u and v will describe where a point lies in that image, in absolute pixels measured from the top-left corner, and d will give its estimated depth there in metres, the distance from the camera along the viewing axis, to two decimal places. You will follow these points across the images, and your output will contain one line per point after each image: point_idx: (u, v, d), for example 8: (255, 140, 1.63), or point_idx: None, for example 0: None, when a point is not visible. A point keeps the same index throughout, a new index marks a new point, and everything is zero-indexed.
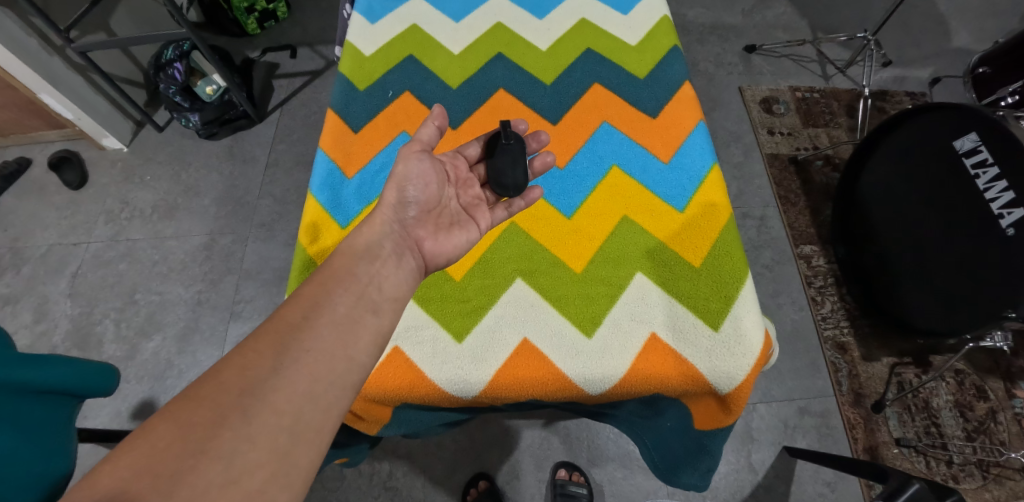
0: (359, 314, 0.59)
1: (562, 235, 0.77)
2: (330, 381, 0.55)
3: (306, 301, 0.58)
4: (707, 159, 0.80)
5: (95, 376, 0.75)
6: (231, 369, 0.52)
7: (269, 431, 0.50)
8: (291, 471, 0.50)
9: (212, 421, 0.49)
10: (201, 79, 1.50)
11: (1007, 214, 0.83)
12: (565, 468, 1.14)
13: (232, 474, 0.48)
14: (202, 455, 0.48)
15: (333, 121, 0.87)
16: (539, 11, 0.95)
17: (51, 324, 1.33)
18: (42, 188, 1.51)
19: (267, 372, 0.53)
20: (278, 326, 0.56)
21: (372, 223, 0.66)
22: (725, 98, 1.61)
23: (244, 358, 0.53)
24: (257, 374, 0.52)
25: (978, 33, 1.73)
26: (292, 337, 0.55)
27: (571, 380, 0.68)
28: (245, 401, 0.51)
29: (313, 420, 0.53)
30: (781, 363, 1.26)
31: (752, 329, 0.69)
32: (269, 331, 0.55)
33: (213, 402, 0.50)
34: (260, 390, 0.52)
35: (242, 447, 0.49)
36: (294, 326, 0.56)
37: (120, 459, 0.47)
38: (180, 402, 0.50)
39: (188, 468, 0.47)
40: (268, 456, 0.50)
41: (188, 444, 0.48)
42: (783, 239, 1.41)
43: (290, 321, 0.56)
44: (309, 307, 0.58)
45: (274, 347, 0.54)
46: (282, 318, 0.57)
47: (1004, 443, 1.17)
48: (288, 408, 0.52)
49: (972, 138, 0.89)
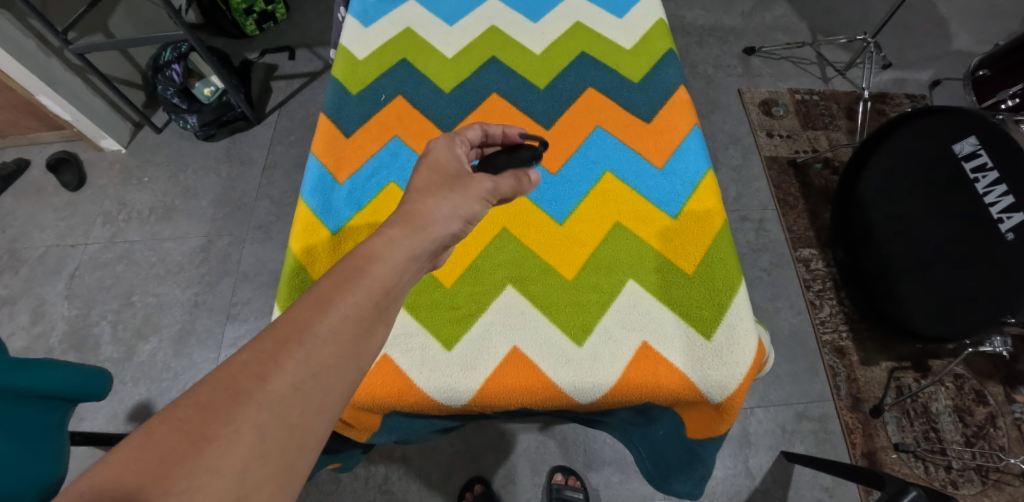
0: (376, 325, 0.53)
1: (554, 242, 0.76)
2: (341, 392, 0.50)
3: (323, 306, 0.51)
4: (701, 164, 0.79)
5: (88, 380, 0.74)
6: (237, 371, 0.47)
7: (283, 444, 0.45)
8: (297, 484, 0.46)
9: (224, 433, 0.44)
10: (200, 81, 1.50)
11: (1006, 219, 0.81)
12: (561, 472, 1.13)
13: (242, 491, 0.43)
14: (216, 471, 0.43)
15: (325, 125, 0.86)
16: (533, 14, 0.95)
17: (48, 325, 1.33)
18: (40, 189, 1.51)
19: (282, 385, 0.47)
20: (288, 328, 0.49)
21: (417, 230, 0.59)
22: (724, 101, 1.61)
23: (257, 365, 0.47)
24: (273, 385, 0.46)
25: (978, 35, 1.72)
26: (307, 345, 0.49)
27: (560, 389, 0.67)
28: (261, 414, 0.45)
29: (320, 430, 0.48)
30: (779, 367, 1.25)
31: (745, 337, 0.68)
32: (285, 338, 0.48)
33: (224, 413, 0.45)
34: (273, 402, 0.46)
35: (253, 463, 0.44)
36: (308, 331, 0.49)
37: (128, 464, 0.42)
38: (188, 408, 0.44)
39: (199, 486, 0.42)
40: (278, 470, 0.45)
41: (200, 458, 0.43)
42: (781, 242, 1.40)
43: (308, 327, 0.49)
44: (327, 310, 0.51)
45: (291, 356, 0.48)
46: (297, 320, 0.50)
47: (1004, 449, 1.16)
48: (301, 420, 0.47)
49: (972, 141, 0.87)
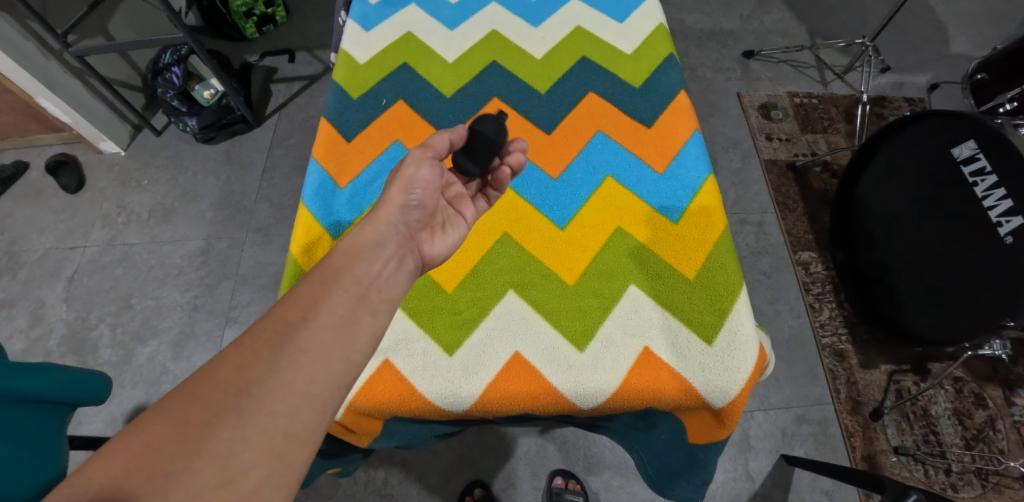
0: (358, 314, 0.54)
1: (555, 247, 0.76)
2: (328, 381, 0.50)
3: (306, 303, 0.53)
4: (702, 169, 0.80)
5: (85, 383, 0.74)
6: (226, 366, 0.47)
7: (267, 432, 0.46)
8: (286, 473, 0.46)
9: (207, 419, 0.45)
10: (200, 83, 1.50)
11: (1005, 222, 0.81)
12: (561, 476, 1.13)
13: (227, 475, 0.43)
14: (199, 456, 0.43)
15: (327, 129, 0.87)
16: (535, 18, 0.95)
17: (46, 328, 1.32)
18: (39, 191, 1.50)
19: (265, 374, 0.48)
20: (273, 324, 0.51)
21: (374, 223, 0.62)
22: (723, 104, 1.61)
23: (238, 356, 0.48)
24: (258, 374, 0.48)
25: (977, 39, 1.73)
26: (291, 337, 0.50)
27: (562, 395, 0.67)
28: (246, 401, 0.46)
29: (308, 421, 0.48)
30: (779, 370, 1.26)
31: (747, 342, 0.68)
32: (265, 331, 0.50)
33: (208, 401, 0.45)
34: (256, 390, 0.47)
35: (237, 449, 0.44)
36: (289, 324, 0.51)
37: (113, 456, 0.43)
38: (172, 399, 0.45)
39: (186, 469, 0.42)
40: (263, 457, 0.45)
41: (185, 443, 0.43)
42: (781, 245, 1.40)
43: (286, 319, 0.51)
44: (306, 304, 0.53)
45: (271, 345, 0.49)
46: (278, 317, 0.51)
47: (1003, 452, 1.16)
48: (286, 407, 0.47)
49: (972, 145, 0.87)
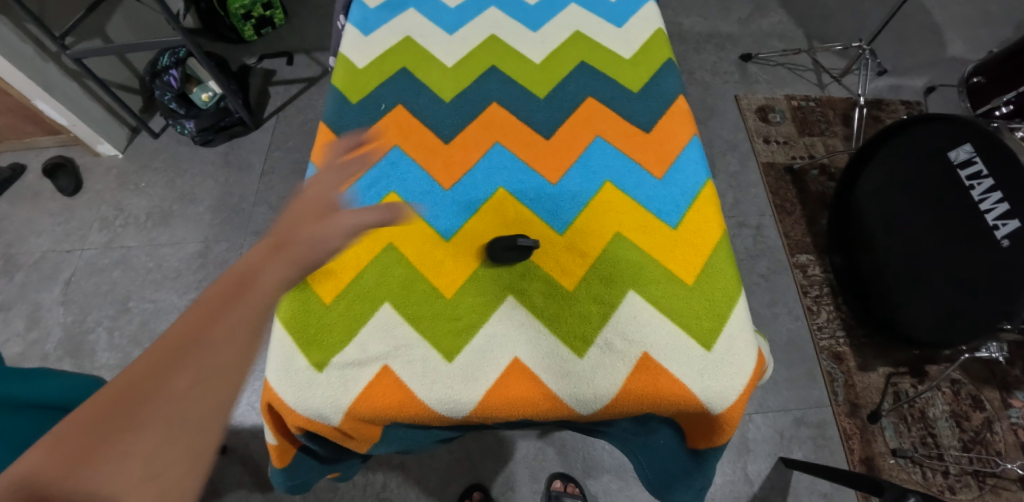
0: None
1: (554, 253, 0.76)
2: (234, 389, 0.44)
3: (212, 311, 0.45)
4: (701, 175, 0.80)
5: (83, 387, 0.76)
6: (138, 374, 0.41)
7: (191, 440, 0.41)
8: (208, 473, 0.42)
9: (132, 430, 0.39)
10: (197, 85, 1.47)
11: (1002, 226, 0.83)
12: (560, 479, 1.13)
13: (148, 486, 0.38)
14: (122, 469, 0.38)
15: (325, 134, 0.87)
16: (533, 23, 0.95)
17: (44, 331, 1.32)
18: (37, 194, 1.50)
19: (185, 382, 0.41)
20: (181, 331, 0.43)
21: None
22: (721, 107, 1.62)
23: (158, 363, 0.42)
24: (177, 381, 0.41)
25: (973, 42, 1.74)
26: (199, 347, 0.43)
27: (561, 401, 0.68)
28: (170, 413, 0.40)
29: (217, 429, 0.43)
30: (778, 373, 1.26)
31: (744, 349, 0.69)
32: (176, 340, 0.43)
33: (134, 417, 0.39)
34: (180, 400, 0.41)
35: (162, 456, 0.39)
36: (194, 334, 0.43)
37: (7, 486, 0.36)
38: (92, 413, 0.39)
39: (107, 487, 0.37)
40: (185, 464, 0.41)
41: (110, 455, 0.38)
42: (779, 248, 1.41)
43: (197, 325, 0.44)
44: (212, 312, 0.45)
45: (188, 353, 0.42)
46: (178, 331, 0.43)
47: (1000, 454, 1.16)
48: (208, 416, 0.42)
49: (967, 149, 0.89)
